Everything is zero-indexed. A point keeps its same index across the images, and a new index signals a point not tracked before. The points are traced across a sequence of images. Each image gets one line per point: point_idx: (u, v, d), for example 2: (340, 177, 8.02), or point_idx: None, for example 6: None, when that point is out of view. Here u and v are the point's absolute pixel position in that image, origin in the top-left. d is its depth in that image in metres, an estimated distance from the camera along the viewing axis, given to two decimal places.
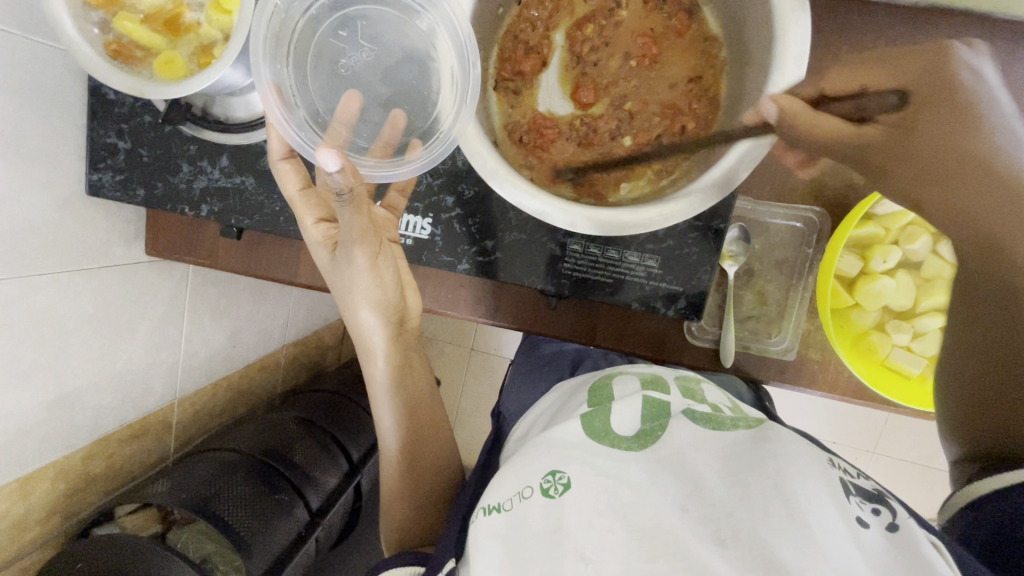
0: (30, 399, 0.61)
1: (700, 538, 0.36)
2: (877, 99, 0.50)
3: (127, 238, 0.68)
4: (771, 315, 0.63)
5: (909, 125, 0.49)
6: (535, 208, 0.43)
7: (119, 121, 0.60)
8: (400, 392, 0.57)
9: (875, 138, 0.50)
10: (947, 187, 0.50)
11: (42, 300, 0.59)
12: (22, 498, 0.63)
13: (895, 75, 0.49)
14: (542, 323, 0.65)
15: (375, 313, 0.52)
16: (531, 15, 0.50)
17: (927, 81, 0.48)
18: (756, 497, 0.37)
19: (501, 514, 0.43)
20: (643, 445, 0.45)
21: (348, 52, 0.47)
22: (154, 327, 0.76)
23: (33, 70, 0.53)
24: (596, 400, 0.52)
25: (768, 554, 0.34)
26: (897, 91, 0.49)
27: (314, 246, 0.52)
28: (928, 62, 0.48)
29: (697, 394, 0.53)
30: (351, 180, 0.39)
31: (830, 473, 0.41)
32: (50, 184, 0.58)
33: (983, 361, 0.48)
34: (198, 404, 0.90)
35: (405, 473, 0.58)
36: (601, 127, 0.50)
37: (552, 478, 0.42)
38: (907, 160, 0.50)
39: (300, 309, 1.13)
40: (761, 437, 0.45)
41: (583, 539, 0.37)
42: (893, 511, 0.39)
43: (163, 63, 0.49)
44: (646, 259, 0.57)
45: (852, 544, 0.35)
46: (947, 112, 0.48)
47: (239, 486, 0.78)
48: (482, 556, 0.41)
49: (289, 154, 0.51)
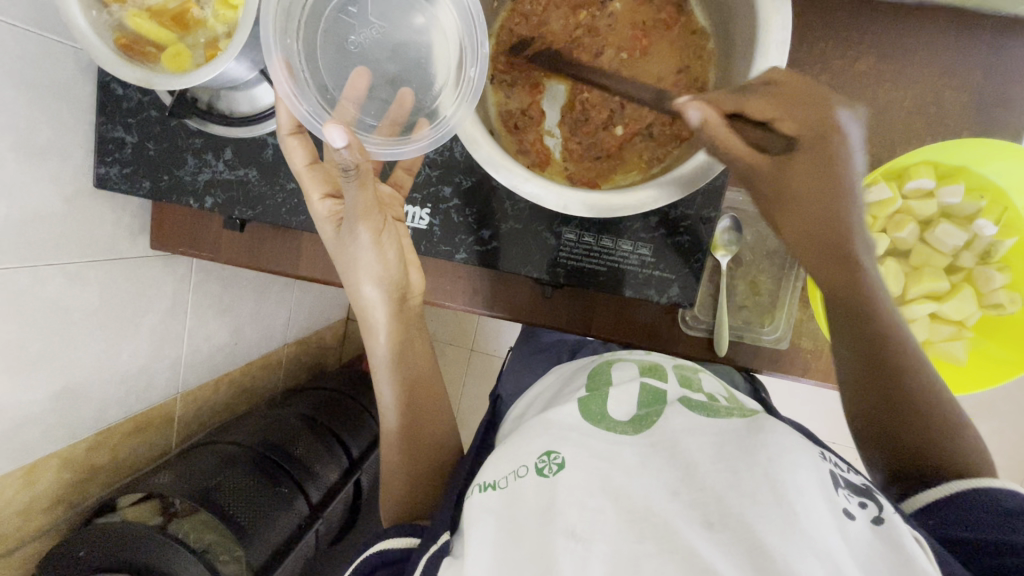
0: (37, 388, 0.62)
1: (689, 521, 0.37)
2: (771, 139, 0.44)
3: (132, 232, 0.70)
4: (764, 305, 0.64)
5: (791, 166, 0.43)
6: (529, 191, 0.44)
7: (126, 115, 0.62)
8: (400, 372, 0.58)
9: (760, 166, 0.44)
10: (810, 236, 0.45)
11: (50, 290, 0.60)
12: (27, 486, 0.64)
13: (793, 119, 0.42)
14: (539, 314, 0.66)
15: (378, 289, 0.54)
16: (524, 10, 0.52)
17: (814, 127, 0.42)
18: (744, 482, 0.38)
19: (496, 492, 0.44)
20: (637, 430, 0.46)
21: (357, 28, 0.49)
22: (157, 321, 0.77)
23: (44, 65, 0.55)
24: (594, 384, 0.54)
25: (754, 539, 0.34)
26: (790, 133, 0.43)
27: (319, 221, 0.53)
28: (818, 109, 0.42)
29: (693, 383, 0.54)
30: (356, 157, 0.41)
31: (821, 466, 0.41)
32: (58, 176, 0.59)
33: (871, 388, 0.49)
34: (200, 400, 0.91)
35: (403, 451, 0.59)
36: (594, 116, 0.51)
37: (546, 458, 0.43)
38: (783, 211, 0.45)
39: (300, 308, 1.15)
40: (754, 425, 0.45)
41: (574, 517, 0.38)
42: (879, 505, 0.40)
43: (171, 56, 0.50)
44: (640, 247, 0.58)
45: (836, 533, 0.36)
46: (822, 168, 0.42)
47: (239, 478, 0.79)
48: (474, 530, 0.42)
49: (297, 129, 0.52)
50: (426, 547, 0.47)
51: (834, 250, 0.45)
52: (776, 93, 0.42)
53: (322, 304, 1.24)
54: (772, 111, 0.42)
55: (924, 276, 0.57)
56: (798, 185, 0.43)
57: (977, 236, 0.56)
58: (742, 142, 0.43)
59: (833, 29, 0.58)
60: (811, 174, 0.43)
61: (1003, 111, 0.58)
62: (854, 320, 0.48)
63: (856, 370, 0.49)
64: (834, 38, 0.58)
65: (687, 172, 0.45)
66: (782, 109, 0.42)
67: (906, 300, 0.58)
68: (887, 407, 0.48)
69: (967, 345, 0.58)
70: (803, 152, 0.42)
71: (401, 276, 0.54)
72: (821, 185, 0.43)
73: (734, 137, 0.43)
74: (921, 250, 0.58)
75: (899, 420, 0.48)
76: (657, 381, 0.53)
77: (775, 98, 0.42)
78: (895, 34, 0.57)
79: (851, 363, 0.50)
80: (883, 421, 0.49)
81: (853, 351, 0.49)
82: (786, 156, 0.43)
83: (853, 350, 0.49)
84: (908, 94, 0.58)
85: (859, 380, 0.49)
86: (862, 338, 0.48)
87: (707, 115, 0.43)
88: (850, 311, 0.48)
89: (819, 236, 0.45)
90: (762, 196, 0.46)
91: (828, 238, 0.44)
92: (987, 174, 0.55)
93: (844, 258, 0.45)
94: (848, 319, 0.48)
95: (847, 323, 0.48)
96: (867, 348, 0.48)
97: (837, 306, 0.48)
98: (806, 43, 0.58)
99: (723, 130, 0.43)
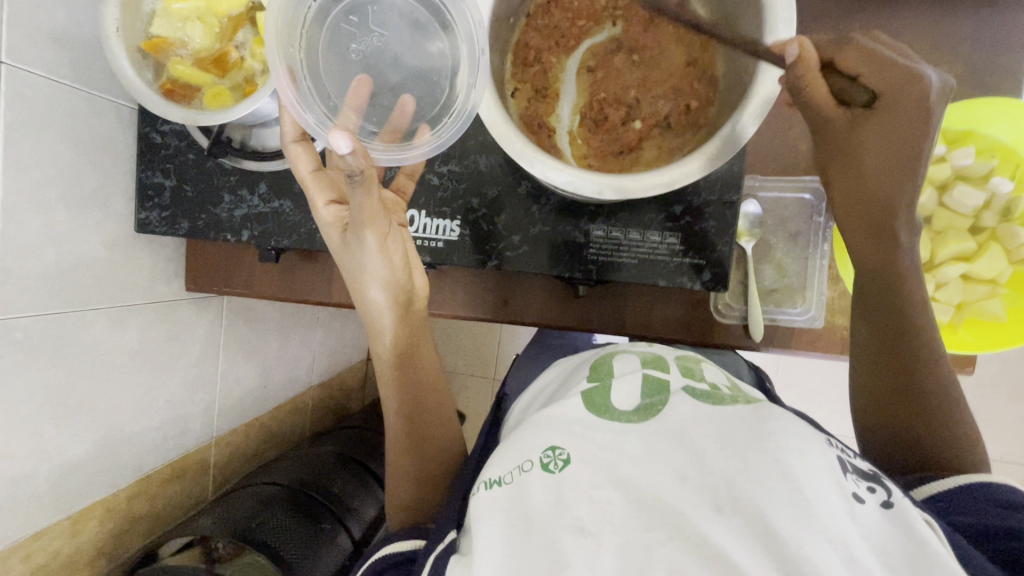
0: (81, 435, 0.62)
1: (698, 507, 0.35)
2: (856, 91, 0.47)
3: (167, 276, 0.71)
4: (794, 286, 0.65)
5: (864, 122, 0.48)
6: (564, 181, 0.45)
7: (164, 161, 0.64)
8: (405, 376, 0.58)
9: (833, 119, 0.49)
10: (856, 190, 0.50)
11: (93, 334, 0.62)
12: (71, 538, 0.63)
13: (876, 78, 0.46)
14: (573, 315, 0.67)
15: (384, 292, 0.54)
16: (537, 24, 0.54)
17: (897, 91, 0.46)
18: (755, 468, 0.36)
19: (501, 488, 0.41)
20: (643, 419, 0.44)
21: (359, 36, 0.49)
22: (192, 365, 0.77)
23: (89, 120, 0.59)
24: (596, 377, 0.50)
25: (766, 524, 0.33)
26: (873, 91, 0.46)
27: (325, 228, 0.53)
28: (902, 76, 0.45)
29: (694, 372, 0.50)
30: (362, 162, 0.42)
31: (828, 450, 0.39)
32: (102, 223, 0.62)
33: (882, 356, 0.52)
34: (232, 446, 0.89)
35: (413, 455, 0.58)
36: (612, 113, 0.54)
37: (552, 453, 0.40)
38: (848, 168, 0.50)
39: (324, 350, 1.16)
40: (762, 414, 0.42)
41: (583, 511, 0.36)
42: (887, 489, 0.38)
43: (212, 96, 0.54)
44: (668, 237, 0.60)
45: (847, 518, 0.34)
46: (895, 135, 0.47)
47: (282, 517, 0.78)
48: (483, 527, 0.38)
49: (301, 137, 0.53)
50: (431, 548, 0.46)
51: (872, 214, 0.51)
52: (870, 54, 0.45)
53: (344, 344, 1.24)
54: (861, 67, 0.46)
55: (949, 238, 0.58)
56: (870, 145, 0.48)
57: (995, 194, 0.58)
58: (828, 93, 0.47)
59: (823, 20, 0.61)
60: (888, 136, 0.47)
61: (998, 79, 0.61)
62: (892, 274, 0.52)
63: (873, 337, 0.53)
64: (826, 29, 0.61)
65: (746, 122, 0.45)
66: (880, 69, 0.45)
67: (936, 263, 0.59)
68: (899, 385, 0.51)
69: (1003, 302, 0.58)
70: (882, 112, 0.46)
71: (406, 276, 0.54)
72: (890, 146, 0.47)
73: (820, 91, 0.46)
74: (941, 214, 0.59)
75: (913, 402, 0.50)
76: (659, 371, 0.49)
77: (869, 56, 0.46)
78: (884, 20, 0.61)
79: (882, 324, 0.52)
80: (898, 408, 0.50)
81: (882, 310, 0.52)
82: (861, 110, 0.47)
83: (885, 306, 0.52)
84: None
85: (874, 351, 0.52)
86: (888, 310, 0.52)
87: (804, 53, 0.43)
88: (884, 271, 0.52)
89: (865, 201, 0.50)
90: (828, 150, 0.51)
91: (868, 209, 0.50)
92: (994, 134, 0.57)
93: (883, 221, 0.50)
94: (884, 278, 0.52)
95: (884, 276, 0.52)
96: (891, 311, 0.52)
97: (869, 272, 0.53)
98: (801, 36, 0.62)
99: (815, 79, 0.45)
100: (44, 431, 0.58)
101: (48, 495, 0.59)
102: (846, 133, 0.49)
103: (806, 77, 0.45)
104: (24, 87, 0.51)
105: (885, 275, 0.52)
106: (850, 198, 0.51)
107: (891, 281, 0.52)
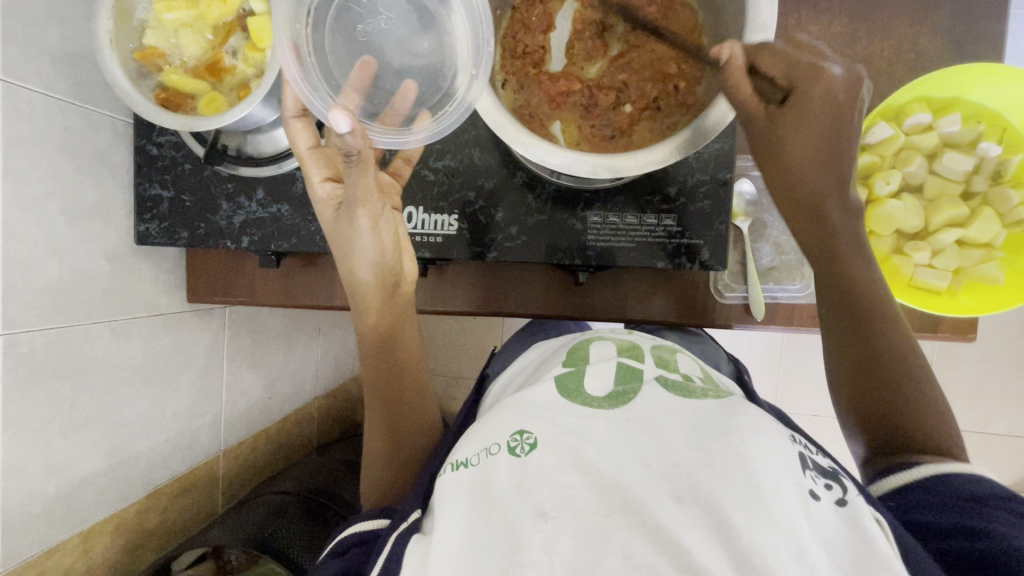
0: (90, 448, 0.62)
1: (659, 494, 0.36)
2: (770, 90, 0.48)
3: (169, 288, 0.71)
4: (791, 263, 0.66)
5: (781, 120, 0.48)
6: (560, 164, 0.46)
7: (162, 172, 0.64)
8: (384, 357, 0.59)
9: (757, 116, 0.48)
10: (788, 186, 0.51)
11: (98, 348, 0.62)
12: (84, 553, 0.63)
13: (784, 74, 0.47)
14: (573, 305, 0.67)
15: (372, 273, 0.55)
16: (522, 17, 0.56)
17: (804, 82, 0.47)
18: (715, 461, 0.37)
19: (466, 470, 0.41)
20: (613, 404, 0.44)
21: (365, 18, 0.50)
22: (197, 377, 0.77)
23: (85, 133, 0.59)
24: (573, 361, 0.52)
25: (721, 515, 0.34)
26: (785, 87, 0.48)
27: (318, 204, 0.54)
28: (807, 73, 0.47)
29: (669, 362, 0.52)
30: (359, 142, 0.44)
31: (790, 447, 0.40)
32: (102, 237, 0.62)
33: (846, 334, 0.54)
34: (242, 458, 0.89)
35: (388, 435, 0.59)
36: (603, 97, 0.54)
37: (518, 437, 0.41)
38: (774, 166, 0.51)
39: (328, 359, 1.15)
40: (730, 408, 0.43)
41: (544, 496, 0.36)
42: (844, 487, 0.39)
43: (206, 102, 0.55)
44: (665, 219, 0.60)
45: (802, 515, 0.35)
46: (820, 130, 0.48)
47: (293, 525, 0.78)
48: (446, 510, 0.39)
49: (302, 112, 0.53)
50: (395, 526, 0.47)
51: (805, 204, 0.51)
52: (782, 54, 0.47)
53: (348, 352, 1.24)
54: (776, 69, 0.46)
55: (942, 205, 0.59)
56: (792, 141, 0.49)
57: (984, 159, 0.59)
58: (751, 90, 0.47)
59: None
60: (805, 130, 0.48)
61: (979, 47, 0.62)
62: (832, 256, 0.53)
63: (840, 320, 0.54)
64: (807, 7, 0.62)
65: (695, 128, 0.47)
66: (786, 66, 0.47)
67: (931, 231, 0.60)
68: (867, 363, 0.52)
69: (1000, 265, 0.59)
70: (799, 107, 0.48)
71: (395, 260, 0.55)
72: (815, 137, 0.48)
73: (744, 85, 0.46)
74: (933, 182, 0.60)
75: (878, 378, 0.52)
76: (634, 359, 0.51)
77: (784, 58, 0.47)
78: None
79: (842, 302, 0.53)
80: (859, 406, 0.53)
81: (843, 291, 0.53)
82: (781, 108, 0.48)
83: (837, 287, 0.53)
84: (885, 46, 0.62)
85: (843, 331, 0.54)
86: (845, 300, 0.53)
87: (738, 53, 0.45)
88: (829, 261, 0.53)
89: (796, 196, 0.51)
90: (756, 149, 0.51)
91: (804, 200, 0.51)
92: (980, 100, 0.58)
93: (815, 207, 0.51)
94: (825, 260, 0.53)
95: (827, 258, 0.53)
96: (843, 293, 0.53)
97: (816, 256, 0.53)
98: (784, 16, 0.63)
99: (739, 75, 0.46)
100: (54, 446, 0.58)
101: (59, 510, 0.59)
102: (765, 133, 0.49)
103: (733, 74, 0.46)
104: (21, 103, 0.52)
105: (826, 257, 0.53)
106: (784, 196, 0.52)
107: (837, 262, 0.53)
